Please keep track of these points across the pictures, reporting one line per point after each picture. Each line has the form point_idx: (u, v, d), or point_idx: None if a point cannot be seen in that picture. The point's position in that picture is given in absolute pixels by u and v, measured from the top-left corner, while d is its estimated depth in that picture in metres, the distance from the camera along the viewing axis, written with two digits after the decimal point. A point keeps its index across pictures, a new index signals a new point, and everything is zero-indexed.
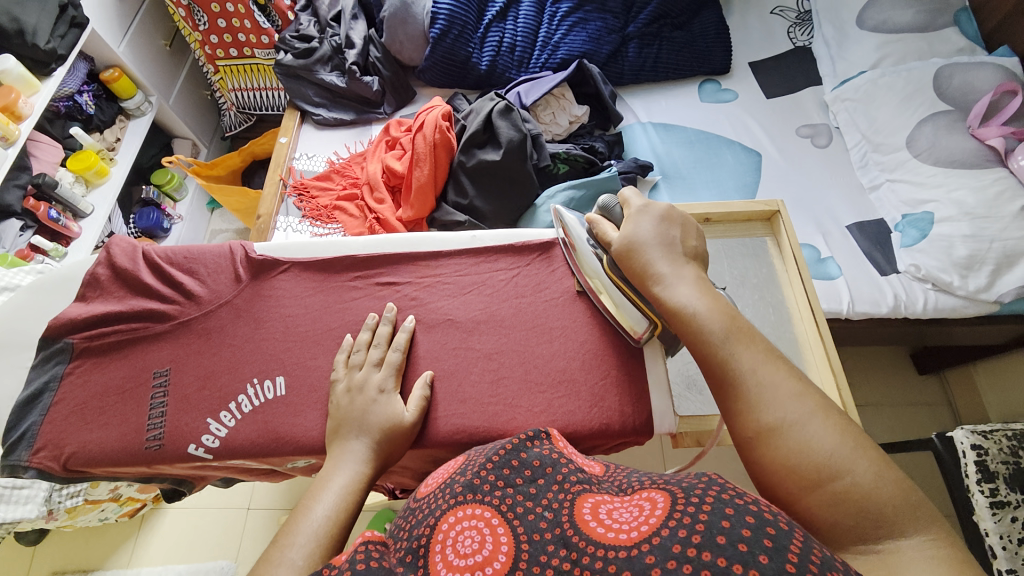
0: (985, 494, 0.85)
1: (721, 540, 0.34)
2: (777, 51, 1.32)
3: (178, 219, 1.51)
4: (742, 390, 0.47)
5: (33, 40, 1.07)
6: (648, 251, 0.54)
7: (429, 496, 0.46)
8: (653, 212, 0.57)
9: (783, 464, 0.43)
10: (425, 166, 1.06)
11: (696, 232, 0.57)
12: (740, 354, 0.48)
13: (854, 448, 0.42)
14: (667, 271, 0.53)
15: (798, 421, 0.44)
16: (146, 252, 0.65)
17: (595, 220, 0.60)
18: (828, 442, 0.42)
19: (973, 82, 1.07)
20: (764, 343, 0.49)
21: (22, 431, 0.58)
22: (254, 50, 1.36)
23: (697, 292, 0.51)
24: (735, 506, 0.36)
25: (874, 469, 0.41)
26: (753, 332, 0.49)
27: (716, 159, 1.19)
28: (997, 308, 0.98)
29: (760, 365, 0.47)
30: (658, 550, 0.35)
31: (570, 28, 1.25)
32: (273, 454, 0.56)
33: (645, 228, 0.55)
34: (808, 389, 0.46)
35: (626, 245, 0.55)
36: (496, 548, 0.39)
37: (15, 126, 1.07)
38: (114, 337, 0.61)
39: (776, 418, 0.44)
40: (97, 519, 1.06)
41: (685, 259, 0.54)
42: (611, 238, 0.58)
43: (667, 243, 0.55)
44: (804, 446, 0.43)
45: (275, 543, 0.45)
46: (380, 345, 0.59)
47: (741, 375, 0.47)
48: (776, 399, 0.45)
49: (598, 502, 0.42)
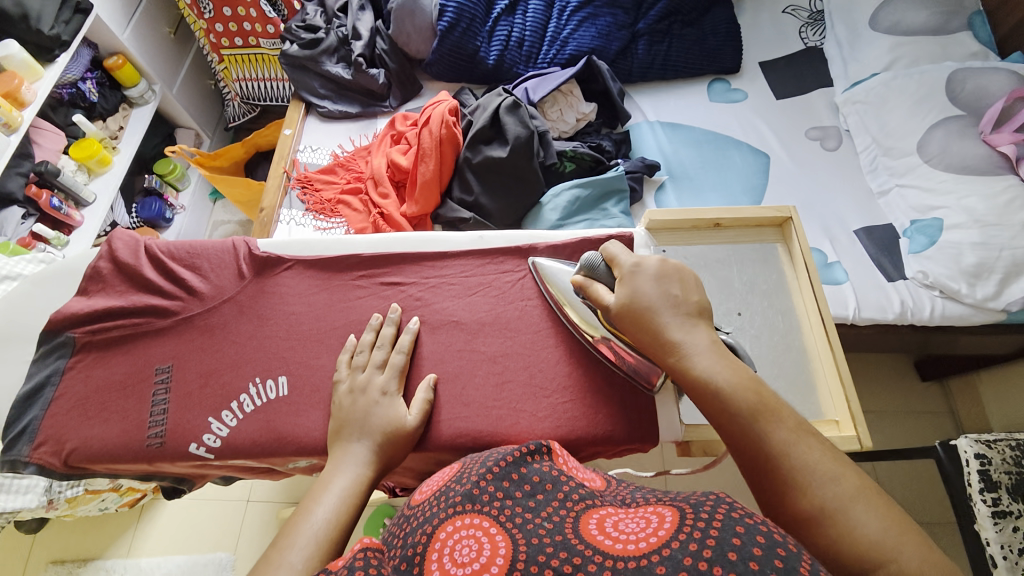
0: (986, 503, 0.85)
1: (732, 556, 0.33)
2: (788, 51, 1.30)
3: (180, 210, 1.50)
4: (776, 472, 0.44)
5: (38, 25, 1.06)
6: (656, 315, 0.51)
7: (425, 504, 0.46)
8: (648, 270, 0.53)
9: (830, 554, 0.40)
10: (430, 161, 1.05)
11: (695, 283, 0.54)
12: (769, 430, 0.45)
13: (901, 532, 0.39)
14: (682, 339, 0.50)
15: (838, 504, 0.41)
16: (149, 247, 0.64)
17: (582, 283, 0.57)
18: (872, 527, 0.40)
19: (986, 87, 1.05)
20: (791, 416, 0.46)
21: (23, 425, 0.58)
22: (259, 40, 1.34)
23: (713, 360, 0.48)
24: (746, 525, 0.35)
25: (925, 556, 0.38)
26: (779, 403, 0.47)
27: (724, 160, 1.18)
28: (1004, 317, 0.97)
29: (792, 442, 0.45)
30: (669, 561, 0.34)
31: (580, 23, 1.23)
32: (275, 454, 0.56)
33: (652, 292, 0.52)
34: (845, 466, 0.44)
35: (633, 309, 0.52)
36: (493, 553, 0.38)
37: (18, 112, 1.06)
38: (116, 332, 0.60)
39: (816, 504, 0.42)
40: (97, 509, 1.06)
41: (694, 317, 0.51)
42: (608, 300, 0.54)
43: (675, 308, 0.51)
44: (847, 533, 0.40)
45: (276, 541, 0.45)
46: (384, 346, 0.58)
47: (774, 456, 0.44)
48: (811, 482, 0.43)
49: (605, 515, 0.41)
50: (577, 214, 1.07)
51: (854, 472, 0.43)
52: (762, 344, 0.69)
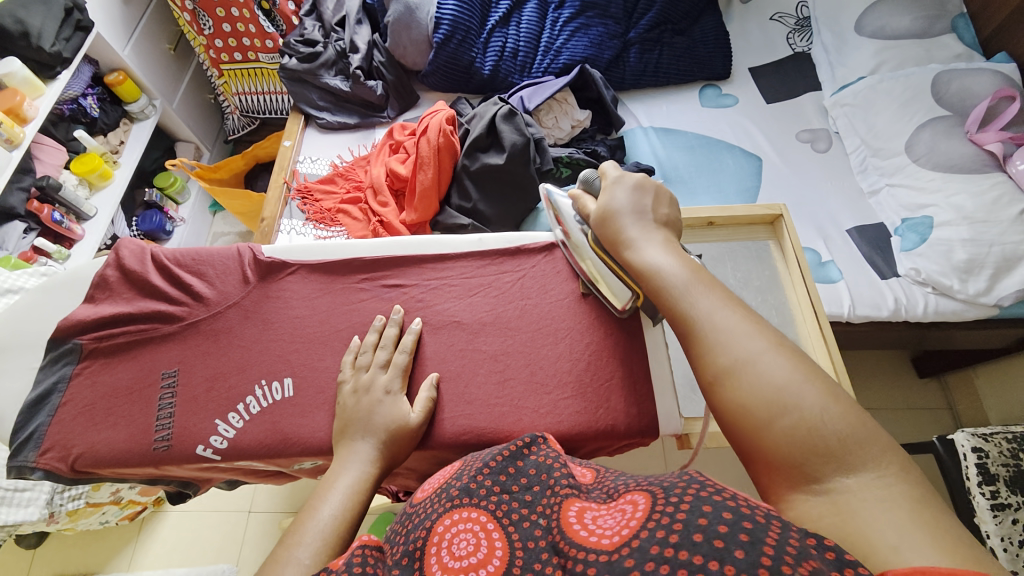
0: (985, 496, 0.85)
1: (698, 538, 0.33)
2: (777, 57, 1.33)
3: (180, 222, 1.51)
4: (699, 336, 0.47)
5: (39, 43, 1.08)
6: (621, 219, 0.55)
7: (425, 502, 0.46)
8: (628, 182, 0.57)
9: (740, 402, 0.43)
10: (428, 169, 1.07)
11: (669, 200, 0.58)
12: (697, 301, 0.48)
13: (805, 384, 0.42)
14: (634, 235, 0.54)
15: (751, 358, 0.44)
16: (155, 254, 0.65)
17: (577, 195, 0.61)
18: (782, 381, 0.42)
19: (971, 87, 1.08)
20: (721, 290, 0.49)
21: (30, 432, 0.58)
22: (258, 54, 1.37)
23: (662, 250, 0.52)
24: (713, 504, 0.35)
25: (826, 407, 0.41)
26: (713, 280, 0.50)
27: (716, 163, 1.20)
28: (996, 312, 0.99)
29: (716, 311, 0.47)
30: (637, 553, 0.34)
31: (573, 33, 1.26)
32: (281, 455, 0.57)
33: (619, 197, 0.56)
34: (767, 330, 0.46)
35: (604, 215, 0.56)
36: (490, 551, 0.39)
37: (20, 129, 1.08)
38: (123, 338, 0.61)
39: (731, 359, 0.45)
40: (98, 522, 1.06)
41: (655, 224, 0.55)
42: (590, 209, 0.59)
43: (637, 211, 0.56)
44: (757, 385, 0.43)
45: (283, 541, 0.46)
46: (387, 346, 0.59)
47: (698, 322, 0.47)
48: (731, 340, 0.45)
49: (583, 508, 0.41)
50: None
51: (779, 339, 0.45)
52: None
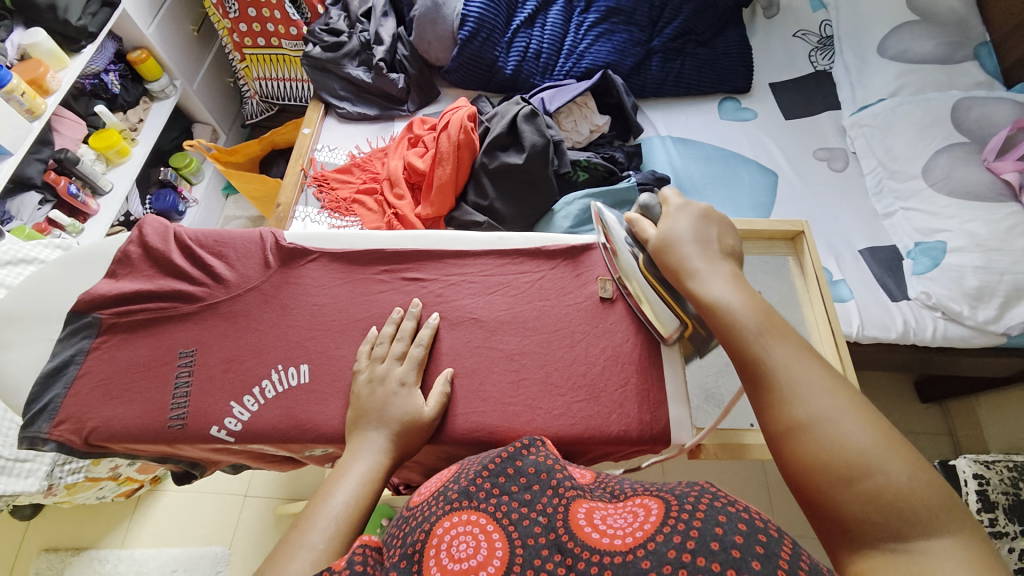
0: (984, 524, 0.86)
1: (714, 546, 0.34)
2: (797, 73, 1.33)
3: (193, 203, 1.52)
4: (772, 387, 0.45)
5: (65, 16, 1.08)
6: (683, 247, 0.53)
7: (423, 504, 0.46)
8: (691, 210, 0.56)
9: (817, 458, 0.41)
10: (447, 165, 1.07)
11: (732, 230, 0.56)
12: (770, 347, 0.46)
13: (889, 446, 0.40)
14: (701, 267, 0.52)
15: (830, 414, 0.42)
16: (178, 233, 0.65)
17: (634, 219, 0.58)
18: (863, 439, 0.40)
19: (990, 116, 1.09)
20: (797, 340, 0.47)
21: (45, 403, 0.58)
22: (281, 41, 1.37)
23: (731, 286, 0.50)
24: (728, 514, 0.36)
25: (910, 470, 0.39)
26: (788, 327, 0.48)
27: (733, 177, 1.20)
28: (1004, 340, 0.99)
29: (791, 362, 0.45)
30: (654, 555, 0.35)
31: (596, 38, 1.26)
32: (293, 441, 0.57)
33: (685, 228, 0.54)
34: (845, 385, 0.44)
35: (662, 242, 0.55)
36: (490, 552, 0.38)
37: (42, 100, 1.08)
38: (142, 315, 0.61)
39: (808, 413, 0.43)
40: (95, 497, 1.07)
41: (721, 256, 0.53)
42: (648, 235, 0.57)
43: (704, 243, 0.54)
44: (837, 442, 0.41)
45: (294, 525, 0.46)
46: (403, 339, 0.59)
47: (772, 371, 0.45)
48: (808, 392, 0.43)
49: (592, 507, 0.42)
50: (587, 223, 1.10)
51: (857, 394, 0.44)
52: None
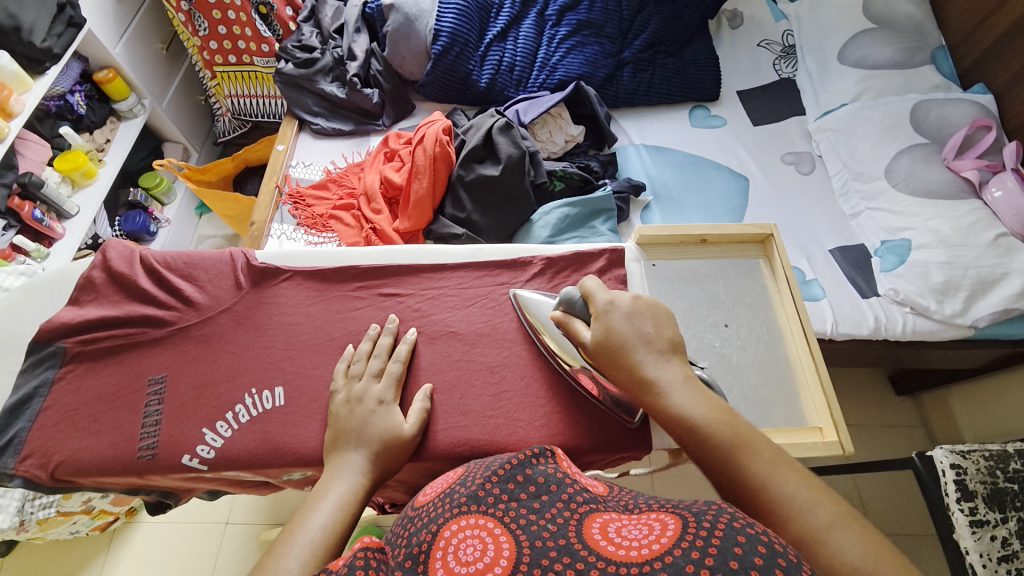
0: (964, 512, 0.88)
1: (733, 565, 0.33)
2: (763, 81, 1.38)
3: (164, 223, 1.49)
4: (754, 503, 0.45)
5: (30, 38, 1.06)
6: (631, 353, 0.51)
7: (428, 507, 0.45)
8: (623, 306, 0.54)
9: None
10: (423, 179, 1.07)
11: (668, 318, 0.54)
12: (744, 460, 0.46)
13: (878, 558, 0.39)
14: (656, 375, 0.50)
15: (817, 529, 0.41)
16: (145, 257, 0.63)
17: (563, 319, 0.57)
18: (853, 555, 0.40)
19: (948, 117, 1.14)
20: (766, 447, 0.47)
21: (8, 438, 0.56)
22: (253, 58, 1.36)
23: (690, 394, 0.49)
24: (747, 535, 0.35)
25: None
26: (754, 436, 0.47)
27: (705, 182, 1.23)
28: (971, 332, 1.02)
29: (770, 474, 0.45)
30: (671, 567, 0.33)
31: (568, 50, 1.29)
32: (271, 466, 0.55)
33: (625, 329, 0.52)
34: (821, 494, 0.44)
35: (608, 346, 0.52)
36: (497, 554, 0.37)
37: (4, 123, 1.05)
38: (109, 342, 0.59)
39: (797, 532, 0.42)
40: (67, 532, 1.03)
41: (667, 354, 0.52)
42: (586, 337, 0.54)
43: (648, 345, 0.52)
44: (831, 561, 0.40)
45: (271, 550, 0.44)
46: (381, 355, 0.59)
47: (750, 485, 0.45)
48: (791, 508, 0.43)
49: (606, 520, 0.40)
50: (566, 232, 1.11)
51: (834, 500, 0.44)
52: (747, 354, 0.72)
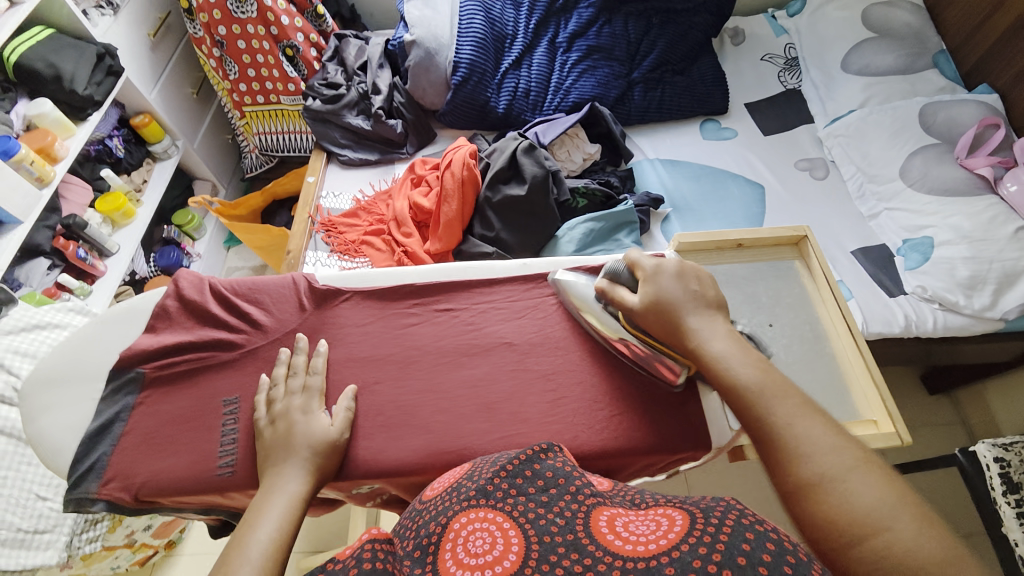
0: (1012, 506, 0.87)
1: (741, 561, 0.34)
2: (769, 93, 1.43)
3: (196, 257, 1.54)
4: (778, 444, 0.47)
5: (71, 86, 1.12)
6: (675, 310, 0.56)
7: (436, 499, 0.48)
8: (669, 270, 0.58)
9: (829, 516, 0.42)
10: (452, 202, 1.11)
11: (713, 281, 0.59)
12: (773, 405, 0.48)
13: (895, 503, 0.41)
14: (697, 327, 0.55)
15: (836, 472, 0.43)
16: (213, 284, 0.67)
17: (606, 288, 0.62)
18: (869, 496, 0.41)
19: (957, 117, 1.17)
20: (798, 396, 0.49)
21: (91, 462, 0.58)
22: (280, 96, 1.43)
23: (730, 346, 0.53)
24: (755, 531, 0.36)
25: (916, 524, 0.39)
26: (787, 384, 0.50)
27: (722, 192, 1.26)
28: (1002, 326, 1.03)
29: (795, 418, 0.47)
30: (678, 563, 0.35)
31: (580, 74, 1.35)
32: (343, 479, 0.57)
33: (670, 290, 0.57)
34: (847, 442, 0.45)
35: (653, 306, 0.57)
36: (507, 548, 0.40)
37: (51, 168, 1.12)
38: (184, 366, 0.62)
39: (816, 471, 0.44)
40: (109, 568, 1.05)
41: (711, 313, 0.56)
42: (630, 301, 0.59)
43: (693, 303, 0.56)
44: (845, 500, 0.42)
45: (223, 559, 0.47)
46: (299, 373, 0.60)
47: (775, 427, 0.47)
48: (813, 451, 0.45)
49: (614, 514, 0.43)
50: (592, 245, 1.14)
51: (858, 449, 0.45)
52: (793, 353, 0.73)
